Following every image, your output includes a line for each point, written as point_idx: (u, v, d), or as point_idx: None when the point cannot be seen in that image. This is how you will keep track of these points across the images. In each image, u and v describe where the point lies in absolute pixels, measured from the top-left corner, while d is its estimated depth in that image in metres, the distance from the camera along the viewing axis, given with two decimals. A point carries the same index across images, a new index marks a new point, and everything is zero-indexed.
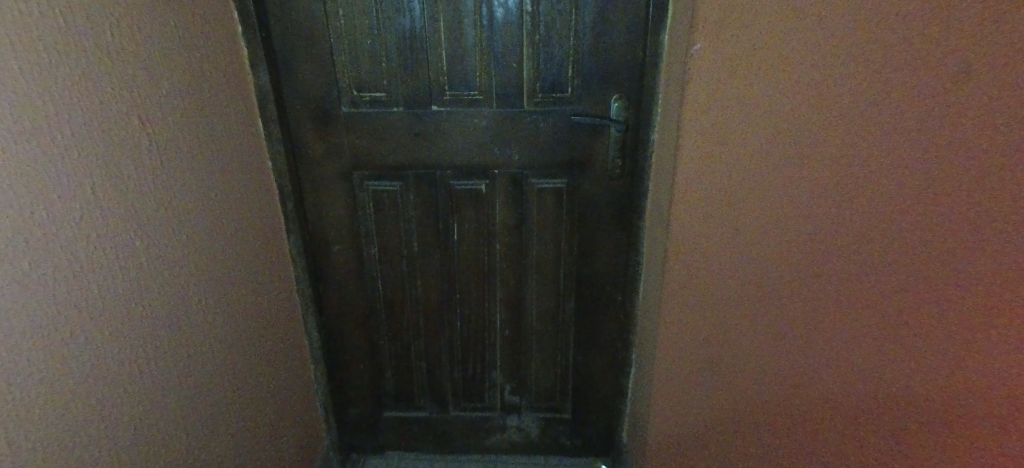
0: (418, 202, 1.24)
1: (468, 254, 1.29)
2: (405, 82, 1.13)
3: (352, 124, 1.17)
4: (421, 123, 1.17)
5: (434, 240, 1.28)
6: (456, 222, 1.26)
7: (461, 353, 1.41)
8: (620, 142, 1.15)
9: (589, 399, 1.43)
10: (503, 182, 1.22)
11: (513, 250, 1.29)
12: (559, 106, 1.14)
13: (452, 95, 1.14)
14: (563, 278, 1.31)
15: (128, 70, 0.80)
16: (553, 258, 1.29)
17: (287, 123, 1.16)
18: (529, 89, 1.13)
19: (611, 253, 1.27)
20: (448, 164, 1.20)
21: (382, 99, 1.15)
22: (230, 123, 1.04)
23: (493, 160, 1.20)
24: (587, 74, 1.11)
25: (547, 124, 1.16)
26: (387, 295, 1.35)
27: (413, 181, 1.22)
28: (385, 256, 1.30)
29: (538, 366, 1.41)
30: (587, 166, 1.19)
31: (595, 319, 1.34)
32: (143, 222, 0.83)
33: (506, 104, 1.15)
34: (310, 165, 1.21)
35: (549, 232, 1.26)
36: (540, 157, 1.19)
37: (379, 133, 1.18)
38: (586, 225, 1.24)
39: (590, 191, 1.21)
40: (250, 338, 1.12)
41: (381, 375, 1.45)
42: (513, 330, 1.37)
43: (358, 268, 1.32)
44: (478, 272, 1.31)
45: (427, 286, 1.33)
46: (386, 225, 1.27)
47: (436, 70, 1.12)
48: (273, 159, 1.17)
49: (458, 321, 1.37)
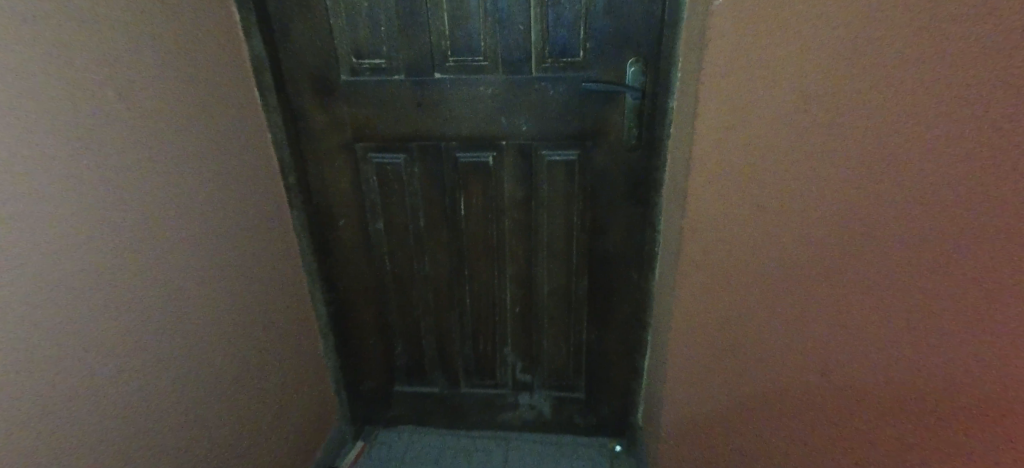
0: (423, 174, 1.19)
1: (476, 228, 1.24)
2: (407, 48, 1.06)
3: (352, 94, 1.11)
4: (424, 91, 1.10)
5: (440, 216, 1.24)
6: (462, 196, 1.21)
7: (471, 330, 1.38)
8: (636, 112, 1.07)
9: (604, 379, 1.38)
10: (511, 154, 1.15)
11: (523, 225, 1.23)
12: (570, 72, 1.06)
13: (455, 61, 1.07)
14: (576, 255, 1.25)
15: (94, 40, 0.76)
16: (565, 233, 1.23)
17: (285, 92, 1.11)
18: (538, 53, 1.05)
19: (625, 230, 1.20)
20: (454, 134, 1.14)
21: (382, 66, 1.08)
22: (224, 95, 1.00)
23: (500, 130, 1.13)
24: (600, 36, 1.02)
25: (556, 92, 1.08)
26: (394, 270, 1.32)
27: (417, 153, 1.17)
28: (391, 231, 1.27)
29: (549, 345, 1.37)
30: (600, 136, 1.11)
31: (609, 297, 1.28)
32: (124, 199, 0.80)
33: (514, 70, 1.07)
34: (310, 136, 1.16)
35: (560, 205, 1.19)
36: (549, 126, 1.11)
37: (380, 102, 1.12)
38: (599, 201, 1.17)
39: (603, 164, 1.13)
40: (251, 317, 1.09)
41: (392, 350, 1.43)
42: (524, 306, 1.33)
43: (364, 242, 1.29)
44: (487, 247, 1.26)
45: (434, 261, 1.30)
46: (390, 199, 1.23)
47: (438, 34, 1.05)
48: (273, 131, 1.13)
49: (468, 296, 1.33)
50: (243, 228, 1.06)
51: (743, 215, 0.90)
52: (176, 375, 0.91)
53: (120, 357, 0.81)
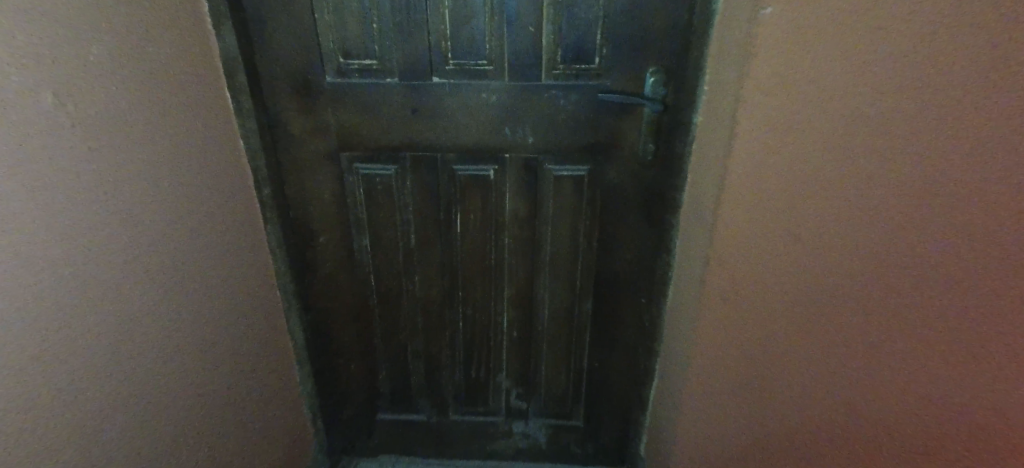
0: (415, 187, 1.07)
1: (473, 246, 1.14)
2: (401, 48, 0.94)
3: (338, 97, 0.99)
4: (419, 97, 0.99)
5: (433, 232, 1.12)
6: (458, 212, 1.10)
7: (464, 355, 1.27)
8: (653, 125, 0.98)
9: (604, 407, 1.29)
10: (514, 167, 1.05)
11: (524, 244, 1.13)
12: (583, 80, 0.96)
13: (456, 64, 0.96)
14: (580, 277, 1.15)
15: (30, 29, 0.61)
16: (570, 253, 1.13)
17: (260, 93, 0.98)
18: (548, 58, 0.95)
19: (636, 252, 1.11)
20: (452, 144, 1.03)
21: (372, 68, 0.96)
22: (194, 97, 0.87)
23: (504, 141, 1.02)
24: (618, 41, 0.93)
25: (567, 101, 0.98)
26: (381, 291, 1.20)
27: (409, 165, 1.05)
28: (379, 248, 1.14)
29: (548, 371, 1.27)
30: (612, 151, 1.02)
31: (614, 321, 1.19)
32: (66, 224, 0.66)
33: (521, 76, 0.96)
34: (289, 143, 1.03)
35: (566, 224, 1.10)
36: (557, 139, 1.01)
37: (370, 107, 1.00)
38: (609, 219, 1.08)
39: (614, 181, 1.04)
40: (222, 349, 0.96)
41: (375, 376, 1.31)
42: (521, 330, 1.23)
43: (348, 259, 1.16)
44: (484, 267, 1.16)
45: (426, 280, 1.18)
46: (378, 214, 1.10)
47: (438, 34, 0.93)
48: (246, 138, 0.98)
49: (460, 319, 1.22)
50: (212, 248, 0.92)
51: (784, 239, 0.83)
52: (129, 427, 0.77)
53: (56, 414, 0.67)
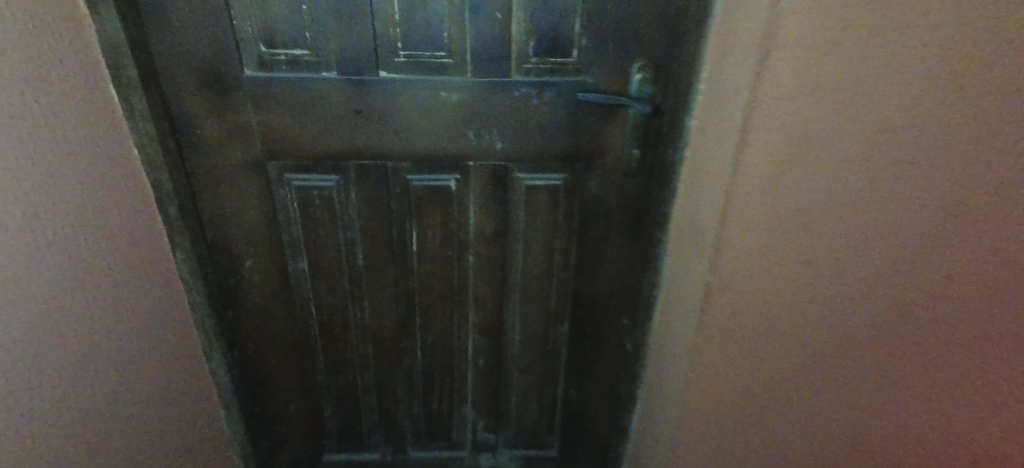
0: (363, 201, 0.91)
1: (432, 267, 0.98)
2: (340, 36, 0.77)
3: (261, 95, 0.80)
4: (365, 95, 0.82)
5: (384, 253, 0.96)
6: (415, 228, 0.94)
7: (423, 388, 1.12)
8: (641, 129, 0.85)
9: (581, 436, 1.17)
10: (480, 176, 0.90)
11: (493, 262, 0.98)
12: (560, 76, 0.82)
13: (408, 57, 0.80)
14: (556, 297, 1.02)
15: None
16: (544, 272, 0.99)
17: (159, 90, 0.77)
18: (519, 50, 0.80)
19: (619, 269, 0.98)
20: (405, 152, 0.87)
21: (304, 59, 0.78)
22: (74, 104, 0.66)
23: (467, 147, 0.87)
24: (602, 33, 0.79)
25: (542, 100, 0.84)
26: (323, 319, 1.02)
27: (354, 175, 0.88)
28: (320, 272, 0.97)
29: (519, 400, 1.14)
30: (593, 158, 0.89)
31: (593, 345, 1.07)
32: None
33: (488, 70, 0.81)
34: (199, 154, 0.83)
35: (540, 240, 0.96)
36: (530, 143, 0.87)
37: (303, 109, 0.82)
38: (589, 233, 0.95)
39: (595, 191, 0.91)
40: (116, 418, 0.78)
41: (319, 414, 1.13)
42: (489, 356, 1.09)
43: (282, 287, 0.97)
44: (446, 289, 1.01)
45: (378, 307, 1.02)
46: (319, 233, 0.93)
47: (386, 19, 0.77)
48: (141, 146, 0.77)
49: (419, 346, 1.07)
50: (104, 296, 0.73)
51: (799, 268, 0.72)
52: None
53: None
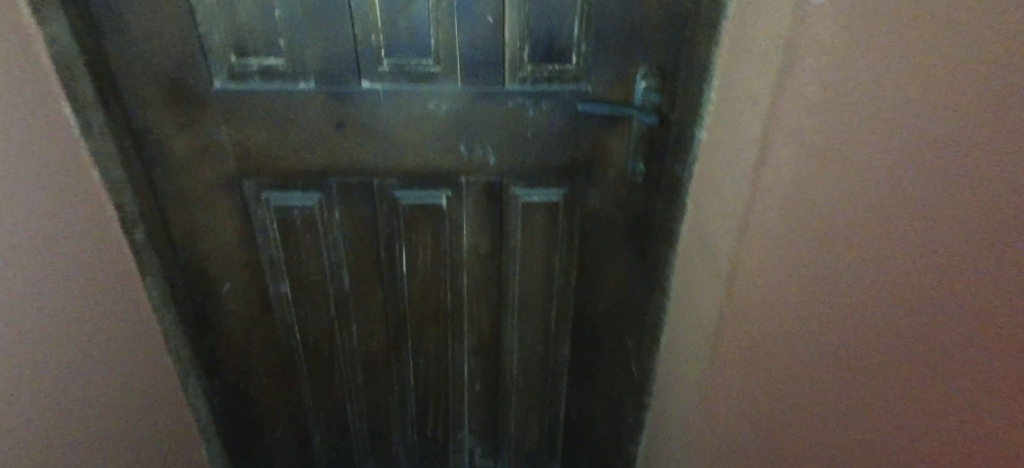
0: (347, 221, 0.84)
1: (423, 289, 0.92)
2: (317, 45, 0.71)
3: (233, 109, 0.74)
4: (346, 108, 0.75)
5: (371, 274, 0.90)
6: (403, 248, 0.88)
7: (417, 414, 1.05)
8: (645, 140, 0.79)
9: (585, 462, 1.11)
10: (472, 192, 0.83)
11: (488, 283, 0.92)
12: (558, 85, 0.75)
13: (392, 66, 0.73)
14: (556, 319, 0.95)
15: None
16: (543, 293, 0.93)
17: (120, 105, 0.71)
18: (512, 57, 0.73)
19: (623, 289, 0.92)
20: (391, 167, 0.81)
21: (278, 70, 0.72)
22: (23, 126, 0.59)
23: (458, 161, 0.81)
24: (602, 37, 0.72)
25: (538, 111, 0.77)
26: (308, 346, 0.95)
27: (337, 193, 0.82)
28: (303, 296, 0.90)
29: (518, 426, 1.07)
30: (594, 172, 0.82)
31: (596, 368, 1.00)
32: None
33: (479, 79, 0.75)
34: (167, 173, 0.77)
35: (538, 259, 0.89)
36: (526, 157, 0.81)
37: (279, 123, 0.75)
38: (590, 252, 0.89)
39: (596, 206, 0.85)
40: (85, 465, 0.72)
41: (307, 443, 1.06)
42: (486, 381, 1.02)
43: (263, 313, 0.91)
44: (439, 311, 0.94)
45: (366, 331, 0.95)
46: (300, 255, 0.86)
47: (367, 25, 0.70)
48: (102, 167, 0.71)
49: (411, 372, 1.00)
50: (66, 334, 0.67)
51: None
52: None
53: None
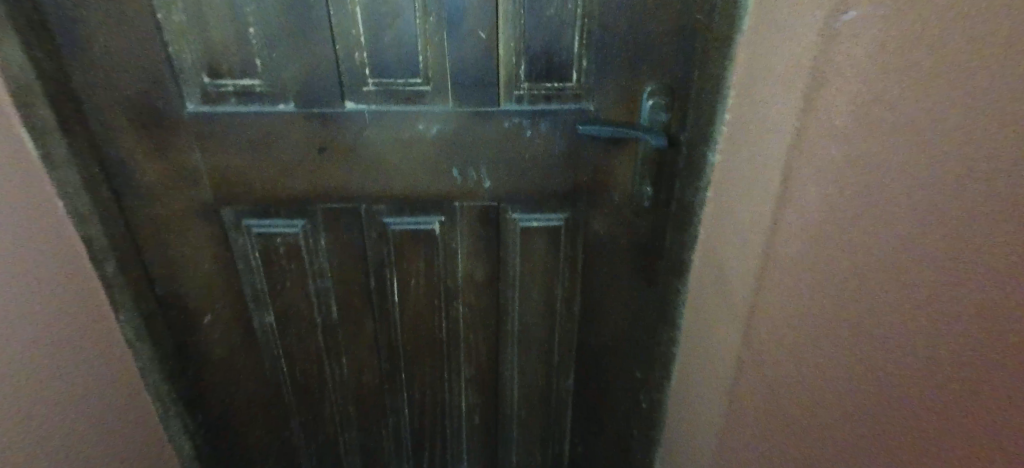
0: (333, 249, 0.79)
1: (417, 318, 0.86)
2: (297, 63, 0.66)
3: (208, 133, 0.69)
4: (329, 130, 0.70)
5: (360, 304, 0.84)
6: (395, 276, 0.82)
7: (414, 448, 0.99)
8: (654, 162, 0.73)
9: None
10: (467, 218, 0.77)
11: (486, 313, 0.86)
12: (557, 103, 0.69)
13: (377, 85, 0.68)
14: (559, 350, 0.89)
15: None
16: (545, 323, 0.87)
17: (87, 131, 0.66)
18: (508, 74, 0.67)
19: (630, 319, 0.86)
20: (379, 192, 0.75)
21: (256, 90, 0.67)
22: None
23: (451, 185, 0.75)
24: (606, 52, 0.66)
25: (536, 131, 0.71)
26: (296, 378, 0.90)
27: (322, 220, 0.76)
28: (289, 327, 0.85)
29: (520, 460, 1.01)
30: (599, 195, 0.76)
31: (603, 401, 0.94)
32: None
33: (473, 98, 0.69)
34: (140, 200, 0.72)
35: (539, 288, 0.83)
36: (524, 180, 0.75)
37: (258, 147, 0.70)
38: (594, 280, 0.83)
39: (601, 232, 0.79)
40: None
41: None
42: (485, 413, 0.96)
43: (247, 344, 0.86)
44: (434, 341, 0.89)
45: (357, 362, 0.89)
46: (285, 284, 0.81)
47: (349, 41, 0.65)
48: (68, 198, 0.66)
49: (406, 404, 0.94)
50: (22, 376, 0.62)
51: (844, 356, 0.56)
52: None
53: None
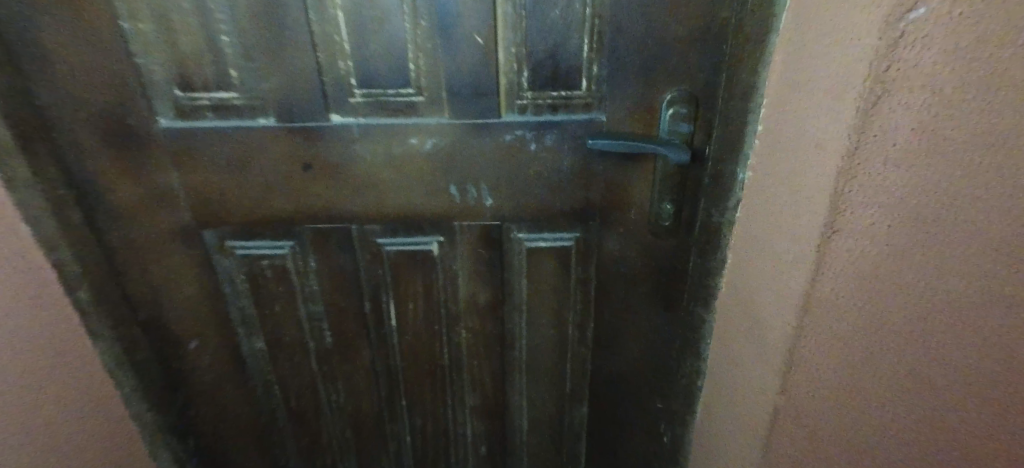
0: (324, 271, 0.73)
1: (415, 343, 0.80)
2: (276, 73, 0.60)
3: (184, 150, 0.63)
4: (314, 145, 0.64)
5: (355, 329, 0.78)
6: (390, 300, 0.76)
7: None
8: (675, 178, 0.65)
9: None
10: (467, 238, 0.71)
11: (490, 338, 0.79)
12: (565, 114, 0.62)
13: (365, 96, 0.61)
14: (571, 378, 0.82)
15: None
16: (555, 350, 0.79)
17: (53, 151, 0.61)
18: (508, 83, 0.60)
19: (648, 347, 0.78)
20: (371, 211, 0.69)
21: (233, 104, 0.61)
22: None
23: (449, 204, 0.68)
24: (618, 58, 0.59)
25: (542, 144, 0.64)
26: (290, 404, 0.84)
27: (310, 241, 0.70)
28: (281, 352, 0.79)
29: None
30: (612, 214, 0.69)
31: (618, 432, 0.86)
32: None
33: (470, 109, 0.62)
34: (115, 222, 0.67)
35: (548, 313, 0.76)
36: (529, 198, 0.68)
37: (238, 164, 0.65)
38: (608, 304, 0.75)
39: (614, 254, 0.71)
40: None
41: None
42: (492, 442, 0.89)
43: (237, 369, 0.80)
44: (434, 367, 0.82)
45: (354, 388, 0.84)
46: (274, 308, 0.75)
47: (332, 49, 0.59)
48: (35, 221, 0.59)
49: (407, 431, 0.88)
50: None
51: None
52: None
53: None
